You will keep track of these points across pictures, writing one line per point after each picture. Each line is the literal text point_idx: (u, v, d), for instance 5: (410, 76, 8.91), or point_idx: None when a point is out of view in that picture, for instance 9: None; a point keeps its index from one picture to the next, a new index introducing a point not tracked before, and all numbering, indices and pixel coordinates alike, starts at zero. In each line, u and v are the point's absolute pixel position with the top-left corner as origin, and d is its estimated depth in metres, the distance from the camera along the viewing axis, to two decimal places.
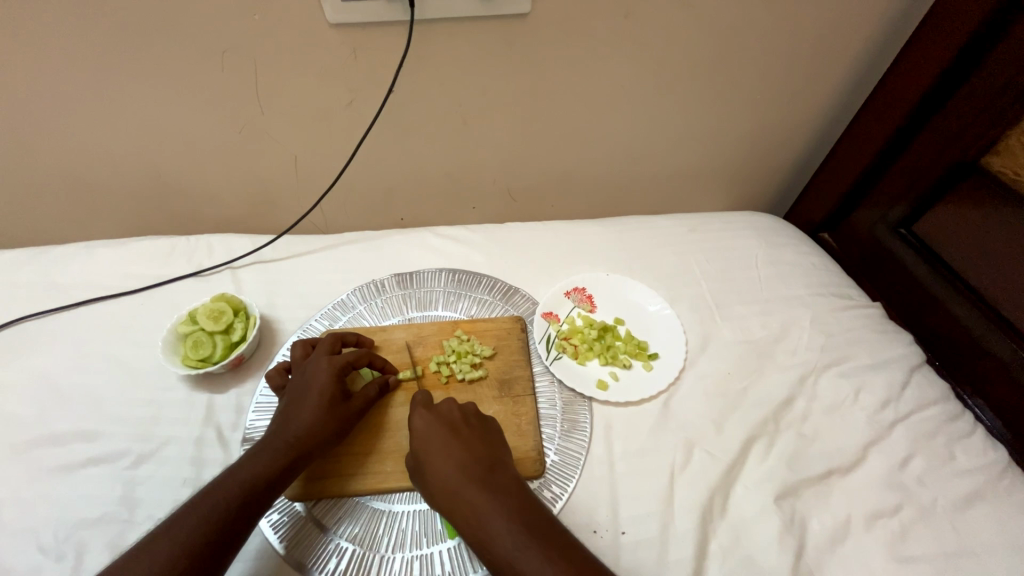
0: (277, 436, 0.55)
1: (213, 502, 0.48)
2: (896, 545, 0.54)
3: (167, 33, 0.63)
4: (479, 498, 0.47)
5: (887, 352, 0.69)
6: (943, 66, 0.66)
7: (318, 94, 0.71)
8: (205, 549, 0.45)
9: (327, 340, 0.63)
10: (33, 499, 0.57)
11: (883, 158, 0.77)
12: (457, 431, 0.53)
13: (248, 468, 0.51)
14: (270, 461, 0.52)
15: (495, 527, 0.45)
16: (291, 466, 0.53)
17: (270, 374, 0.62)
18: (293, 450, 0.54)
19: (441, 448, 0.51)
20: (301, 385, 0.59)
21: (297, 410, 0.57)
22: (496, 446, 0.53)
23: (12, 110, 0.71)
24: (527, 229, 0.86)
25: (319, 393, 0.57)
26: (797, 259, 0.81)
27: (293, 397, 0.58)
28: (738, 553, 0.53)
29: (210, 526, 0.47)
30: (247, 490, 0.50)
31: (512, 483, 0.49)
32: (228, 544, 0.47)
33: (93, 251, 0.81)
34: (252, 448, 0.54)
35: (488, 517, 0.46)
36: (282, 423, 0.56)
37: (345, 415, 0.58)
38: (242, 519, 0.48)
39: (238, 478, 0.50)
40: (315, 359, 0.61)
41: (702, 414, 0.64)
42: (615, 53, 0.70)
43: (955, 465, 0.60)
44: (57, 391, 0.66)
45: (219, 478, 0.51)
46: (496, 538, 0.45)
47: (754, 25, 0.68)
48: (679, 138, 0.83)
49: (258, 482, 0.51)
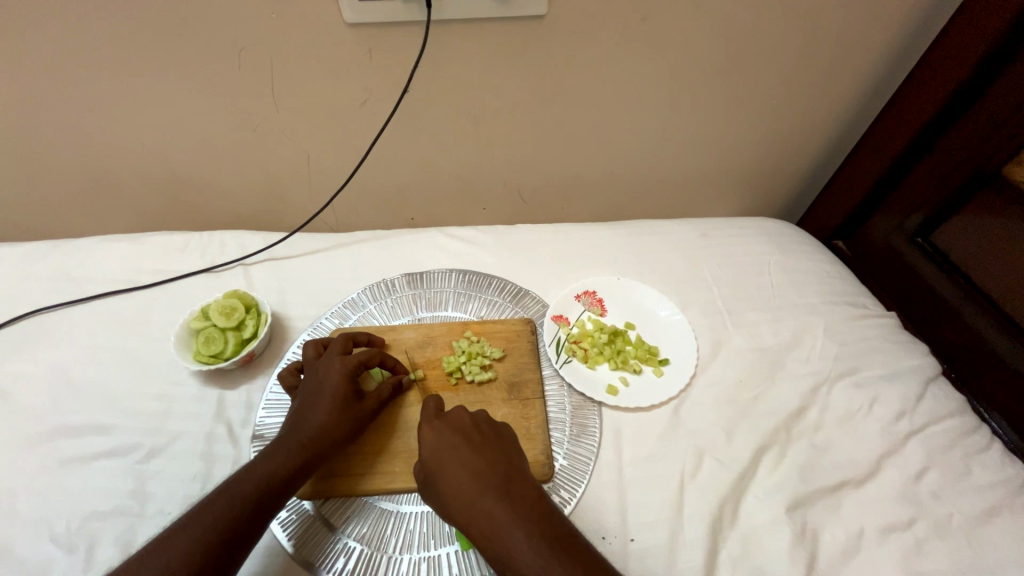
0: (291, 435, 0.55)
1: (227, 500, 0.48)
2: (910, 560, 0.53)
3: (185, 31, 0.64)
4: (498, 512, 0.46)
5: (902, 362, 0.68)
6: (968, 72, 0.64)
7: (333, 92, 0.72)
8: (220, 546, 0.46)
9: (338, 339, 0.63)
10: (45, 490, 0.58)
11: (901, 166, 0.76)
12: (470, 438, 0.52)
13: (263, 467, 0.52)
14: (285, 460, 0.53)
15: (516, 542, 0.44)
16: (305, 466, 0.53)
17: (282, 374, 0.62)
18: (306, 450, 0.54)
19: (455, 458, 0.50)
20: (315, 386, 0.59)
21: (310, 410, 0.57)
22: (511, 455, 0.52)
23: (29, 104, 0.72)
24: (537, 231, 0.85)
25: (332, 394, 0.57)
26: (811, 267, 0.80)
27: (306, 397, 0.58)
28: (748, 563, 0.53)
29: (226, 524, 0.47)
30: (262, 489, 0.50)
31: (531, 491, 0.48)
32: (243, 541, 0.47)
33: (107, 245, 0.82)
34: (266, 447, 0.55)
35: (509, 534, 0.45)
36: (297, 423, 0.56)
37: (358, 415, 0.58)
38: (256, 516, 0.49)
39: (252, 476, 0.51)
40: (328, 359, 0.61)
41: (712, 421, 0.63)
42: (631, 55, 0.69)
43: (971, 480, 0.59)
44: (71, 384, 0.67)
45: (232, 477, 0.51)
46: (519, 553, 0.43)
47: (773, 30, 0.67)
48: (692, 141, 0.83)
49: (274, 480, 0.51)
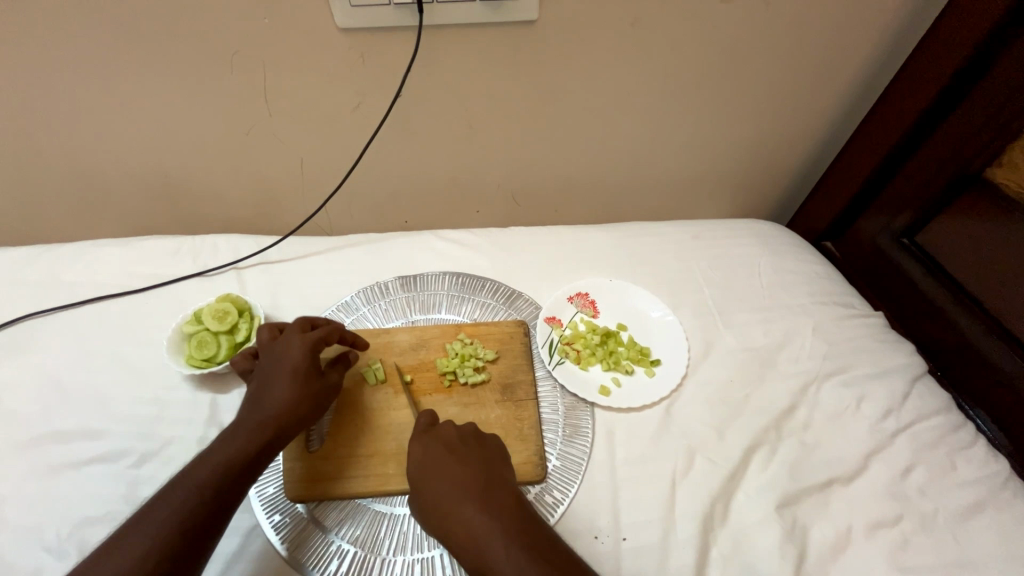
0: (251, 416, 0.55)
1: (191, 497, 0.48)
2: (898, 555, 0.54)
3: (176, 35, 0.64)
4: (476, 521, 0.47)
5: (890, 361, 0.69)
6: (950, 76, 0.66)
7: (326, 96, 0.72)
8: (183, 542, 0.46)
9: (295, 322, 0.63)
10: (35, 496, 0.58)
11: (887, 167, 0.78)
12: (453, 451, 0.53)
13: (222, 452, 0.51)
14: (244, 443, 0.52)
15: (494, 549, 0.45)
16: (262, 450, 0.53)
17: (236, 360, 0.61)
18: (268, 428, 0.54)
19: (439, 471, 0.51)
20: (273, 365, 0.59)
21: (268, 392, 0.56)
22: (492, 463, 0.54)
23: (19, 108, 0.71)
24: (529, 234, 0.86)
25: (291, 370, 0.58)
26: (800, 268, 0.81)
27: (263, 380, 0.58)
28: (739, 561, 0.54)
29: (185, 523, 0.46)
30: (223, 477, 0.50)
31: (511, 501, 0.49)
32: (205, 536, 0.47)
33: (97, 250, 0.82)
34: (224, 431, 0.54)
35: (489, 539, 0.45)
36: (254, 404, 0.56)
37: (320, 391, 0.59)
38: (220, 512, 0.48)
39: (210, 464, 0.50)
40: (286, 338, 0.61)
41: (703, 421, 0.64)
42: (621, 59, 0.70)
43: (957, 476, 0.60)
44: (61, 389, 0.66)
45: (190, 466, 0.50)
46: (494, 560, 0.44)
47: (759, 36, 0.69)
48: (683, 144, 0.84)
49: (234, 464, 0.51)
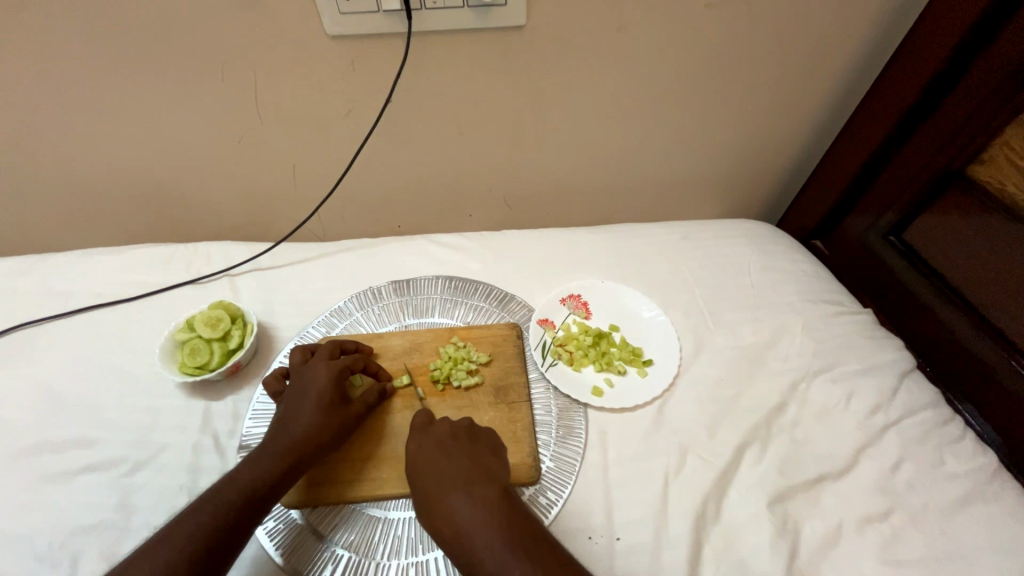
0: (275, 439, 0.55)
1: (205, 507, 0.48)
2: (888, 549, 0.55)
3: (167, 43, 0.64)
4: (463, 511, 0.47)
5: (879, 358, 0.70)
6: (931, 78, 0.67)
7: (317, 103, 0.72)
8: (203, 554, 0.46)
9: (326, 345, 0.63)
10: (27, 506, 0.57)
11: (873, 167, 0.79)
12: (446, 447, 0.54)
13: (249, 472, 0.52)
14: (270, 465, 0.53)
15: (478, 538, 0.45)
16: (288, 473, 0.54)
17: (267, 380, 0.62)
18: (294, 452, 0.54)
19: (430, 464, 0.52)
20: (300, 390, 0.59)
21: (296, 414, 0.57)
22: (486, 460, 0.54)
23: (11, 119, 0.72)
24: (521, 237, 0.87)
25: (319, 396, 0.58)
26: (790, 267, 0.82)
27: (292, 402, 0.58)
28: (732, 558, 0.54)
29: (210, 534, 0.47)
30: (245, 494, 0.50)
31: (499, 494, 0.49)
32: (226, 548, 0.47)
33: (89, 259, 0.81)
34: (251, 452, 0.55)
35: (473, 531, 0.45)
36: (282, 426, 0.56)
37: (345, 419, 0.58)
38: (240, 523, 0.49)
39: (235, 482, 0.51)
40: (314, 363, 0.61)
41: (696, 419, 0.64)
42: (609, 62, 0.71)
43: (945, 469, 0.60)
44: (53, 398, 0.66)
45: (216, 484, 0.51)
46: (478, 551, 0.44)
47: (746, 37, 0.69)
48: (672, 146, 0.85)
49: (258, 485, 0.51)
